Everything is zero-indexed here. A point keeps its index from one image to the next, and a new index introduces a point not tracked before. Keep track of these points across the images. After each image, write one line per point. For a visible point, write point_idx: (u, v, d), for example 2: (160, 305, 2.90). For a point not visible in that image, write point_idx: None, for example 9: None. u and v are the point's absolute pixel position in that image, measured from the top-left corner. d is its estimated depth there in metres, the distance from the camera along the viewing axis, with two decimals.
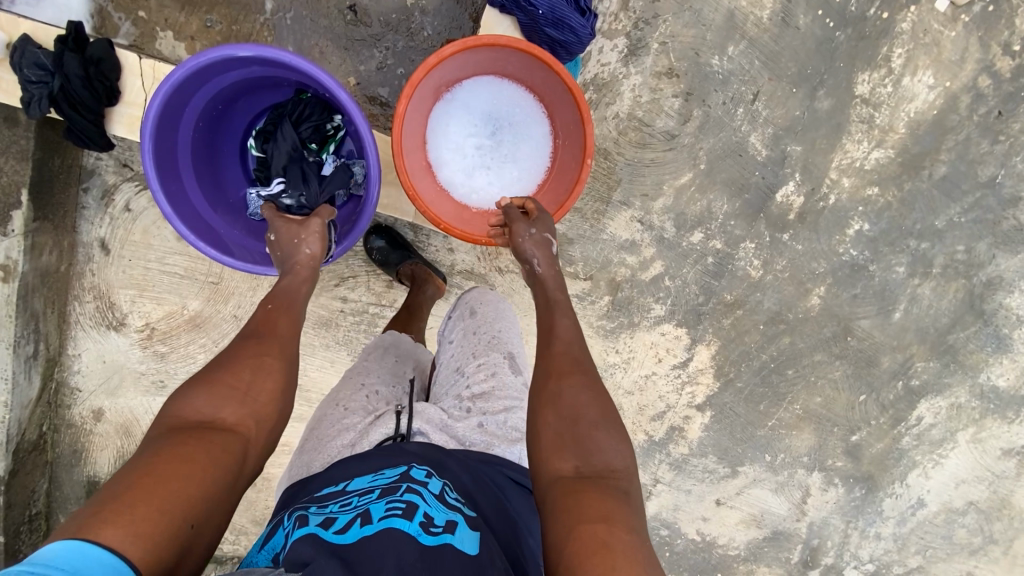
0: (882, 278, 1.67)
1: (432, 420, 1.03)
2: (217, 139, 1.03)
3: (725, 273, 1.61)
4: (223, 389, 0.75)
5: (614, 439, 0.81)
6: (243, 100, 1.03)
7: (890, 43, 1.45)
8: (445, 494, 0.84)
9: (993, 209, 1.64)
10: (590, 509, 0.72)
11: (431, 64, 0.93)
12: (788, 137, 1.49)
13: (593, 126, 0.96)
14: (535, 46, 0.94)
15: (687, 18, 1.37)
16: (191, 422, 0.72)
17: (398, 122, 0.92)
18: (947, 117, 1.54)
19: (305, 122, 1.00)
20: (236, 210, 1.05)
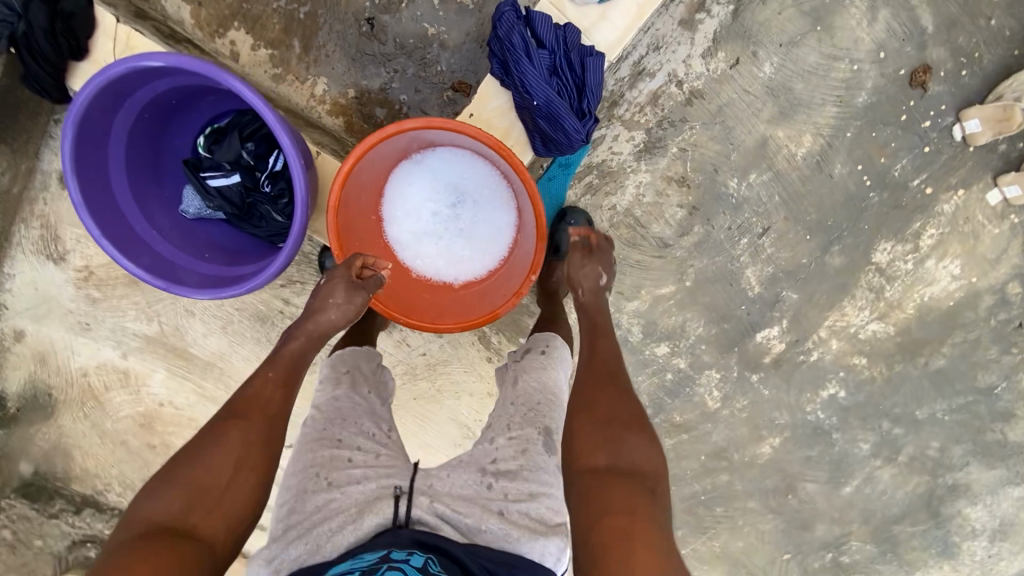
0: (843, 448, 1.57)
1: (444, 494, 0.84)
2: (168, 132, 0.98)
3: (680, 394, 1.50)
4: (200, 480, 0.72)
5: (646, 439, 0.82)
6: (205, 100, 0.98)
7: (925, 220, 1.33)
8: (430, 566, 0.68)
9: (981, 416, 1.53)
10: (615, 502, 0.74)
11: (390, 131, 0.88)
12: (786, 281, 1.39)
13: (546, 246, 0.91)
14: (507, 146, 0.89)
15: (715, 131, 1.27)
16: (159, 523, 0.68)
17: (337, 181, 0.86)
18: (962, 312, 1.42)
19: (258, 139, 0.93)
20: (169, 208, 0.98)
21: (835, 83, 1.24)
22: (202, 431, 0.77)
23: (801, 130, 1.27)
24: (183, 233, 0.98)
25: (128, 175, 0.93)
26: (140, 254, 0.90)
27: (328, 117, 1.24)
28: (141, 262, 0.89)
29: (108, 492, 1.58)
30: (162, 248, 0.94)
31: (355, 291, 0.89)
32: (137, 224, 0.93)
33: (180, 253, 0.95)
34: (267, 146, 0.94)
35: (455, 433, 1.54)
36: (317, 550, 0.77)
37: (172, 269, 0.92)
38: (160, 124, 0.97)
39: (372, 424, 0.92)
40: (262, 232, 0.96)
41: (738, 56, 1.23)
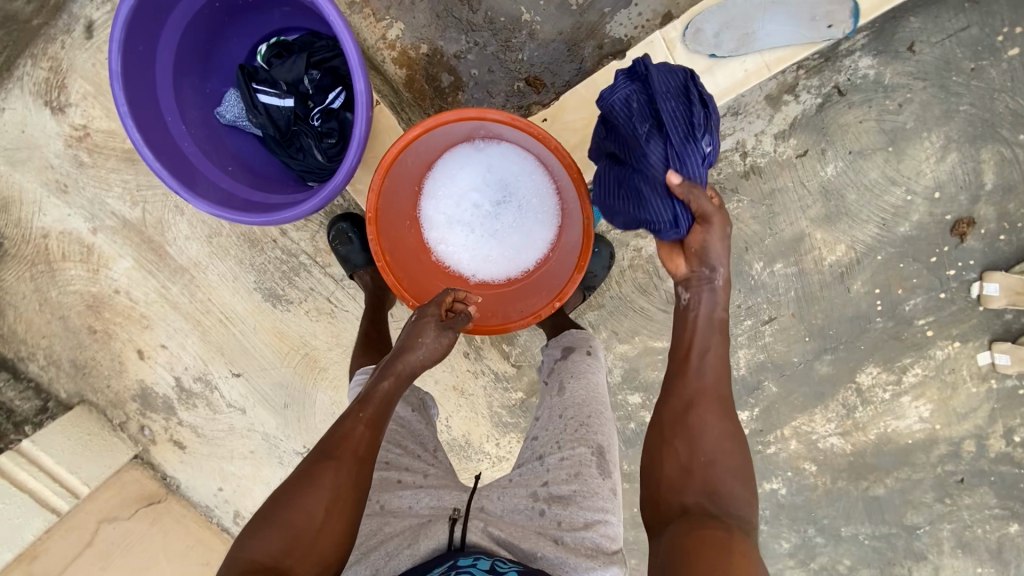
0: (765, 540, 1.61)
1: (497, 519, 0.91)
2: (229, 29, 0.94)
3: (636, 445, 1.51)
4: (294, 524, 0.75)
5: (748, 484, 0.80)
6: (279, 10, 0.94)
7: (915, 358, 1.37)
8: (495, 567, 0.80)
9: (896, 549, 1.58)
10: (709, 530, 0.73)
11: (471, 113, 0.87)
12: (770, 373, 1.41)
13: (581, 277, 0.88)
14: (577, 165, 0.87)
15: (760, 212, 1.27)
16: (260, 564, 0.72)
17: (395, 144, 0.85)
18: (915, 452, 1.48)
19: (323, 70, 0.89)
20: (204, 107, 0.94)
21: (884, 206, 1.25)
22: (296, 473, 0.79)
23: (838, 238, 1.28)
24: (211, 136, 0.93)
25: (174, 60, 0.89)
26: (161, 144, 0.86)
27: (392, 66, 1.18)
28: (160, 153, 0.85)
29: (30, 361, 1.54)
30: (185, 146, 0.89)
31: (443, 332, 0.88)
32: (167, 112, 0.88)
33: (202, 157, 0.91)
34: (331, 81, 0.90)
35: None
36: (375, 573, 0.83)
37: (190, 171, 0.88)
38: (224, 18, 0.93)
39: (414, 444, 1.01)
40: (295, 163, 0.91)
41: (807, 148, 1.23)
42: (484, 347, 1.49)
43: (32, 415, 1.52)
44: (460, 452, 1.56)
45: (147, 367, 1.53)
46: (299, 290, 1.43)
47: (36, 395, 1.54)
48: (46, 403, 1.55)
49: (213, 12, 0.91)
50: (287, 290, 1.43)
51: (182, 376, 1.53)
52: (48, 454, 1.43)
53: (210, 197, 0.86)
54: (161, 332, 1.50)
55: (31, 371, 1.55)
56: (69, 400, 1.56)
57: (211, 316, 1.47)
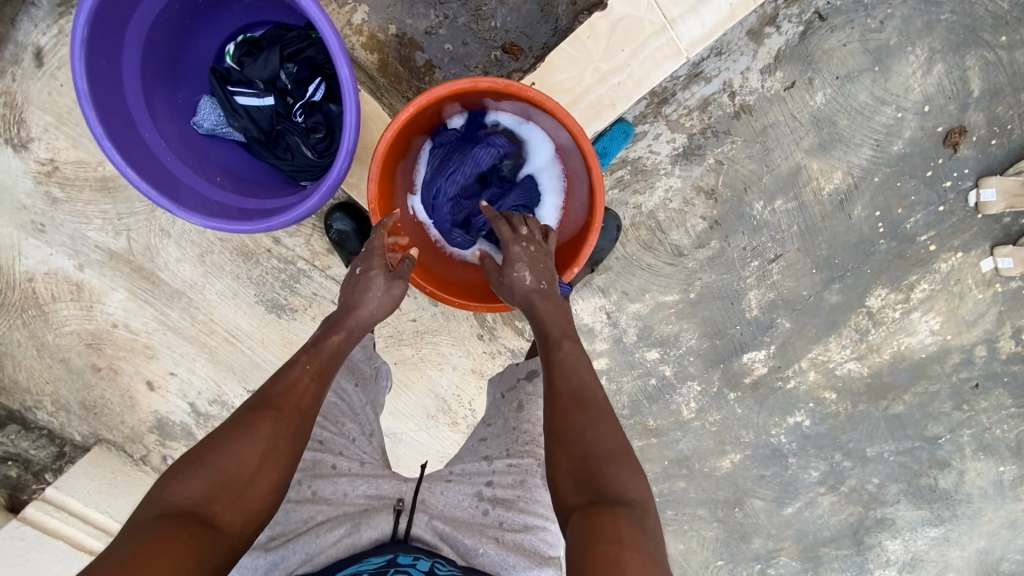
0: (795, 473, 1.65)
1: (439, 513, 0.86)
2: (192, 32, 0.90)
3: (659, 400, 1.53)
4: (223, 467, 0.72)
5: (630, 467, 0.76)
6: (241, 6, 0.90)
7: (922, 274, 1.39)
8: (435, 569, 0.75)
9: (920, 461, 1.63)
10: (602, 537, 0.67)
11: (462, 86, 0.88)
12: (783, 310, 1.42)
13: (596, 241, 0.94)
14: (583, 128, 0.90)
15: (754, 150, 1.26)
16: (181, 507, 0.68)
17: (388, 130, 0.88)
18: (930, 365, 1.51)
19: (301, 62, 0.86)
20: (179, 119, 0.91)
21: (877, 126, 1.25)
22: (232, 419, 0.78)
23: (835, 165, 1.27)
24: (192, 148, 0.90)
25: (140, 71, 0.85)
26: (141, 162, 0.83)
27: (362, 52, 1.14)
28: (142, 171, 0.81)
29: (38, 410, 1.51)
30: (166, 160, 0.86)
31: (393, 283, 0.92)
32: (142, 128, 0.85)
33: (187, 172, 0.88)
34: (309, 72, 0.87)
35: (429, 404, 1.54)
36: (307, 559, 0.79)
37: (171, 186, 0.85)
38: (186, 20, 0.89)
39: (351, 425, 0.96)
40: (285, 164, 0.89)
41: (795, 79, 1.22)
42: (496, 326, 1.49)
43: (50, 461, 1.51)
44: None
45: (159, 397, 1.51)
46: (301, 297, 1.39)
47: (51, 442, 1.52)
48: (62, 448, 1.52)
49: (173, 13, 0.87)
50: (289, 298, 1.40)
51: (197, 400, 1.50)
52: (74, 497, 1.43)
53: (203, 211, 0.83)
54: (168, 359, 1.47)
55: (41, 419, 1.52)
56: (85, 441, 1.54)
57: (217, 336, 1.44)
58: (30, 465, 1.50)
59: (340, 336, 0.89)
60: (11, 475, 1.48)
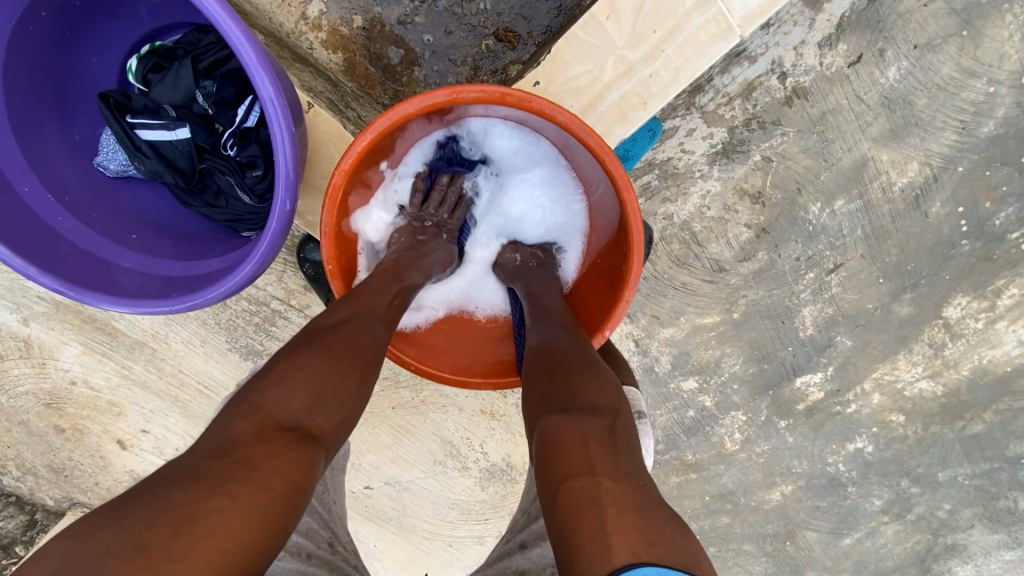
0: (854, 502, 1.45)
1: None
2: (72, 48, 0.78)
3: (698, 432, 1.33)
4: (323, 390, 0.64)
5: (594, 373, 0.68)
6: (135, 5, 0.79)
7: (1011, 277, 1.16)
8: None
9: (999, 483, 1.43)
10: (569, 460, 0.58)
11: (440, 99, 0.67)
12: (843, 326, 1.20)
13: (632, 296, 0.76)
14: (609, 148, 0.68)
15: (810, 142, 1.03)
16: (284, 417, 0.60)
17: (340, 166, 0.67)
18: (1016, 379, 1.29)
19: (218, 79, 0.71)
20: (75, 162, 0.79)
21: (963, 105, 1.01)
22: (324, 330, 0.68)
23: (909, 155, 1.04)
24: (98, 197, 0.79)
25: (9, 107, 0.73)
26: (19, 226, 0.70)
27: (323, 52, 0.92)
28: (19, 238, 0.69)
29: (3, 475, 1.36)
30: (55, 219, 0.74)
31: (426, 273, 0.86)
32: (21, 182, 0.73)
33: (87, 229, 0.76)
34: (231, 90, 0.72)
35: (435, 449, 1.35)
36: None
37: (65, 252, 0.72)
38: (66, 33, 0.76)
39: (300, 540, 0.88)
40: (217, 213, 0.75)
41: (861, 52, 0.99)
42: None
43: (20, 532, 1.35)
44: (503, 477, 1.37)
45: (132, 456, 1.34)
46: (279, 341, 1.20)
47: (20, 510, 1.36)
48: (33, 516, 1.37)
49: (44, 25, 0.73)
50: (266, 343, 1.20)
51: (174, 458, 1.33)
52: None
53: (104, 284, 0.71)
54: (138, 416, 1.29)
55: (7, 485, 1.37)
56: (58, 507, 1.38)
57: (189, 389, 1.25)
58: None
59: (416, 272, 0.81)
60: None
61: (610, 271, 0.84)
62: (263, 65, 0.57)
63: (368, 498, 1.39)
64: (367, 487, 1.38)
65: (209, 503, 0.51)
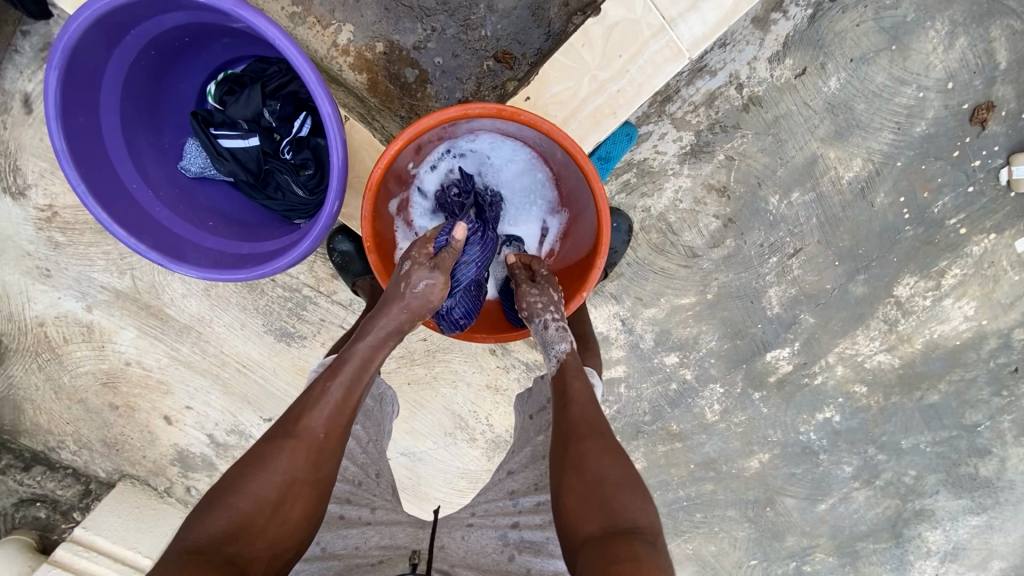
0: (827, 469, 1.59)
1: (459, 561, 0.96)
2: (170, 74, 0.93)
3: (681, 404, 1.48)
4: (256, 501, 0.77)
5: (638, 491, 0.83)
6: (222, 43, 0.93)
7: (952, 259, 1.31)
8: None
9: (959, 450, 1.57)
10: (620, 558, 0.73)
11: (452, 114, 0.84)
12: (806, 305, 1.36)
13: (604, 263, 0.92)
14: (583, 150, 0.85)
15: (766, 143, 1.20)
16: (203, 546, 0.72)
17: (377, 166, 0.84)
18: (966, 352, 1.44)
19: (283, 100, 0.89)
20: (167, 166, 0.95)
21: (897, 108, 1.18)
22: (262, 449, 0.81)
23: (853, 153, 1.21)
24: (182, 194, 0.94)
25: (120, 124, 0.88)
26: (129, 216, 0.87)
27: (350, 73, 1.10)
28: (130, 227, 0.86)
29: (61, 450, 1.52)
30: (154, 210, 0.90)
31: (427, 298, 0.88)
32: (127, 180, 0.89)
33: (177, 220, 0.92)
34: (292, 108, 0.90)
35: (445, 421, 1.51)
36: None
37: (163, 239, 0.89)
38: (164, 66, 0.91)
39: (355, 470, 1.00)
40: (276, 204, 0.92)
41: (806, 65, 1.16)
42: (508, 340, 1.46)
43: (77, 500, 1.51)
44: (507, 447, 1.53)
45: (177, 431, 1.50)
46: (310, 324, 1.37)
47: (77, 480, 1.52)
48: (88, 486, 1.53)
49: (151, 59, 0.89)
50: (298, 326, 1.38)
51: (214, 432, 1.50)
52: (102, 536, 1.44)
53: (192, 261, 0.87)
54: (183, 393, 1.46)
55: (65, 459, 1.53)
56: (110, 478, 1.54)
57: (229, 367, 1.42)
58: (57, 505, 1.51)
59: (372, 359, 0.87)
60: (40, 516, 1.49)
61: (585, 249, 0.99)
62: (323, 91, 0.74)
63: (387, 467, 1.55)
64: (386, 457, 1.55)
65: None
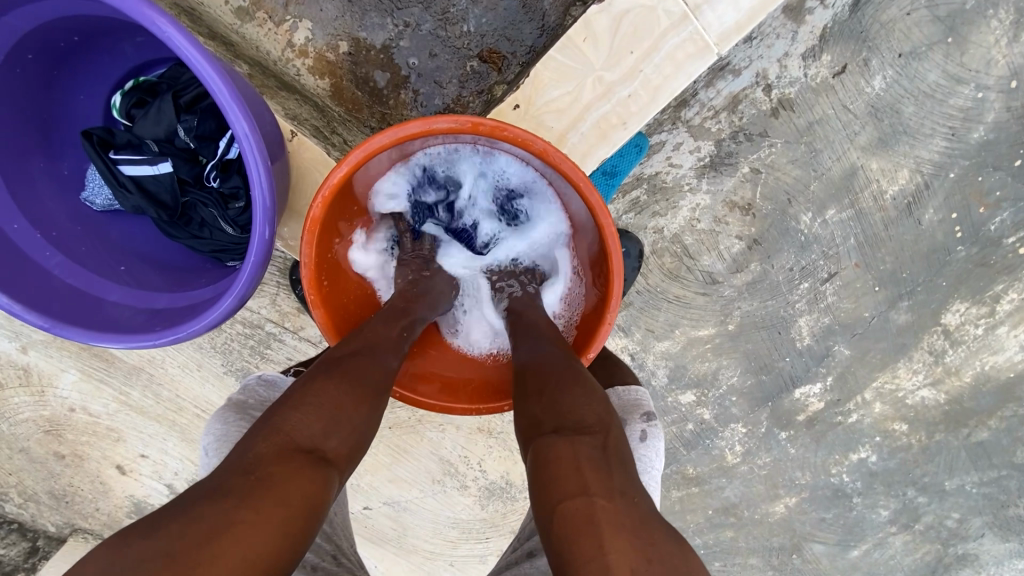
0: (860, 513, 1.42)
1: None
2: (60, 85, 0.78)
3: (698, 445, 1.31)
4: (340, 411, 0.63)
5: (583, 390, 0.66)
6: (123, 43, 0.79)
7: (1010, 282, 1.14)
8: None
9: (1008, 490, 1.40)
10: (559, 472, 0.57)
11: (417, 131, 0.67)
12: (841, 335, 1.19)
13: (615, 317, 0.75)
14: (586, 175, 0.68)
15: (797, 153, 1.03)
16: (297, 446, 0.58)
17: (316, 200, 0.67)
18: (1019, 384, 1.27)
19: (202, 114, 0.74)
20: (63, 198, 0.79)
21: (952, 111, 1.01)
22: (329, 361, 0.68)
23: (899, 163, 1.04)
24: (86, 232, 0.80)
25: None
26: (10, 266, 0.71)
27: (310, 78, 0.93)
28: (7, 281, 0.70)
29: (4, 503, 1.36)
30: (43, 256, 0.74)
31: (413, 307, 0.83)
32: (8, 220, 0.73)
33: (76, 265, 0.76)
34: (215, 124, 0.75)
35: (433, 467, 1.34)
36: None
37: (57, 290, 0.73)
38: (53, 72, 0.77)
39: (306, 556, 0.86)
40: (202, 244, 0.78)
41: (845, 62, 0.99)
42: None
43: (22, 559, 1.36)
44: (502, 494, 1.36)
45: (133, 481, 1.34)
46: (275, 364, 1.21)
47: (22, 537, 1.37)
48: (35, 543, 1.37)
49: (29, 65, 0.73)
50: (262, 366, 1.21)
51: (173, 482, 1.33)
52: None
53: (93, 321, 0.72)
54: (136, 441, 1.29)
55: (8, 512, 1.37)
56: (59, 533, 1.38)
57: (186, 413, 1.26)
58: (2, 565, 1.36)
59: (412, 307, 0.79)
60: None
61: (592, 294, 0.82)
62: (238, 108, 0.58)
63: (368, 518, 1.38)
64: (366, 507, 1.38)
65: (231, 516, 0.50)
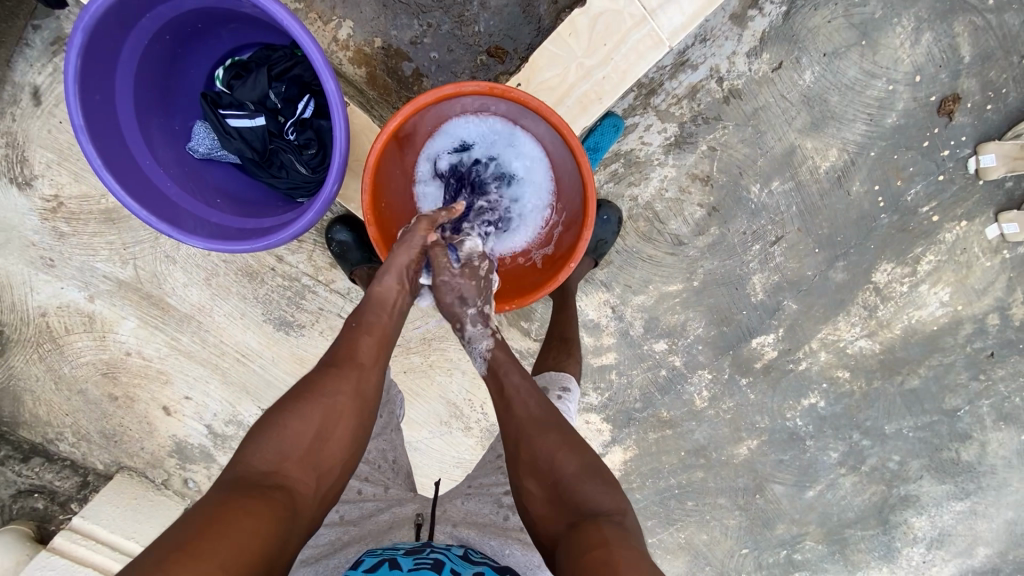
0: (813, 455, 1.59)
1: (461, 520, 1.00)
2: (178, 61, 1.01)
3: (671, 390, 1.52)
4: (296, 436, 0.79)
5: (601, 480, 0.84)
6: (227, 31, 1.02)
7: (926, 246, 1.37)
8: (468, 553, 0.91)
9: (941, 435, 1.56)
10: (590, 539, 0.75)
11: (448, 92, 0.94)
12: (789, 291, 1.41)
13: (591, 235, 0.97)
14: (570, 126, 0.95)
15: (746, 134, 1.27)
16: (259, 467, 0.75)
17: (378, 140, 0.92)
18: (943, 337, 1.48)
19: (288, 82, 0.97)
20: (174, 146, 1.02)
21: (868, 100, 1.26)
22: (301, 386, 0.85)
23: (829, 143, 1.28)
24: (188, 174, 1.02)
25: (133, 102, 0.96)
26: (140, 190, 0.94)
27: (350, 67, 1.15)
28: (138, 198, 0.93)
29: (59, 442, 1.51)
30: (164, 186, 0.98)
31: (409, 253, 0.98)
32: (139, 157, 0.96)
33: (185, 196, 0.99)
34: (297, 90, 0.98)
35: (440, 410, 1.54)
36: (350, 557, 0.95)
37: (170, 212, 0.96)
38: (176, 50, 1.00)
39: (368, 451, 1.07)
40: (280, 182, 1.00)
41: (782, 60, 1.24)
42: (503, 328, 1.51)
43: (75, 491, 1.50)
44: None
45: (176, 422, 1.51)
46: (308, 313, 1.42)
47: (75, 472, 1.51)
48: (85, 477, 1.51)
49: (163, 43, 0.97)
50: (297, 314, 1.41)
51: (213, 423, 1.50)
52: (98, 524, 1.42)
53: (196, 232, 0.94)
54: (182, 384, 1.48)
55: (62, 450, 1.51)
56: (107, 470, 1.53)
57: (228, 357, 1.45)
58: (55, 495, 1.49)
59: (390, 295, 0.94)
60: (38, 507, 1.48)
61: (569, 230, 1.04)
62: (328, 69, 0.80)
63: None
64: None
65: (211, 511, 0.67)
